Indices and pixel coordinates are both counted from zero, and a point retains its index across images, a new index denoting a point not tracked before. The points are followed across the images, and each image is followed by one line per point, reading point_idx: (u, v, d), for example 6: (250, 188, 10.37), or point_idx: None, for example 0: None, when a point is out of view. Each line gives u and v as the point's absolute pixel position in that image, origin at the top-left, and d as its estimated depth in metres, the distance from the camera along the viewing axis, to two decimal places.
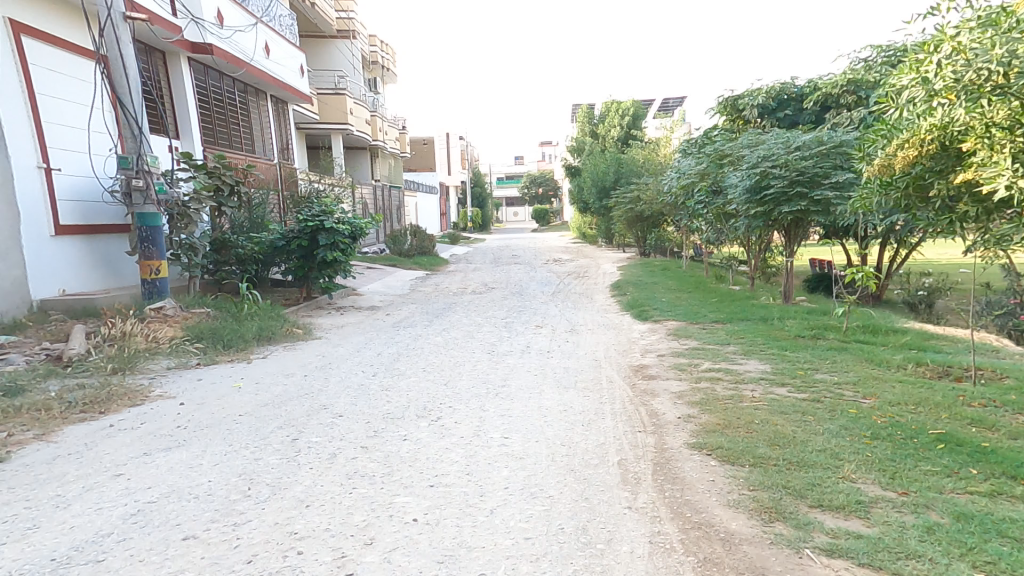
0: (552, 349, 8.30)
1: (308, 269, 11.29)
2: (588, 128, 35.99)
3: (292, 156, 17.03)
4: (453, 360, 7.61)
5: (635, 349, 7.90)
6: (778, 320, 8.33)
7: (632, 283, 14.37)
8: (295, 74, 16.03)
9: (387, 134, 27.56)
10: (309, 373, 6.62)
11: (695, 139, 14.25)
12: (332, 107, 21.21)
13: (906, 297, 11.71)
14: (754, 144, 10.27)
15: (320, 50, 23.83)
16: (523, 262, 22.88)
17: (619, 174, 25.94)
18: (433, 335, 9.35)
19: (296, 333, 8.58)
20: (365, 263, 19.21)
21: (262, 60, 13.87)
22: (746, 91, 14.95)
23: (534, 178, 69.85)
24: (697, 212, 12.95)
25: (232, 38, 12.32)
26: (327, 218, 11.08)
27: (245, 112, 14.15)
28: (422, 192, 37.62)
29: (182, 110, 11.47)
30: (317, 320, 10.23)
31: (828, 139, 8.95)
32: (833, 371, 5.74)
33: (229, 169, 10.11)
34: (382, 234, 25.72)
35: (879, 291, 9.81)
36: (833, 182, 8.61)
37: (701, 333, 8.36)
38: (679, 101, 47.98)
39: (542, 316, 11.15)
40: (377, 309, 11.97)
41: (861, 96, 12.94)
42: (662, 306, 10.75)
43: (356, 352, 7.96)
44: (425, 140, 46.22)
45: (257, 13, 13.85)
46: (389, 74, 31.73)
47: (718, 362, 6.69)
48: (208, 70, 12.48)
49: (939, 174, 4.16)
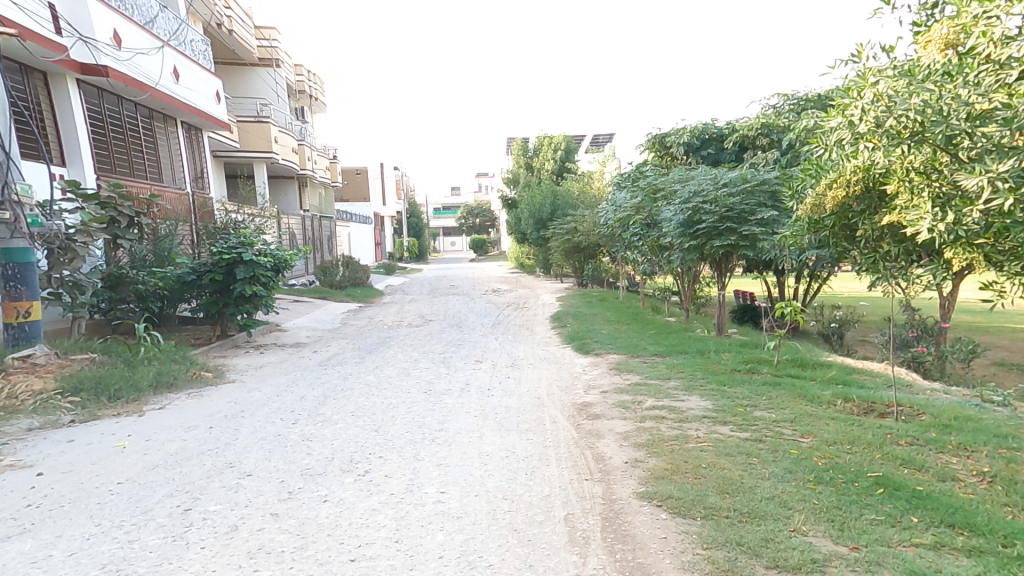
0: (493, 386, 7.91)
1: (223, 304, 10.30)
2: (523, 161, 36.60)
3: (209, 185, 15.92)
4: (386, 402, 7.01)
5: (578, 386, 7.66)
6: (715, 353, 8.45)
7: (572, 314, 14.35)
8: (209, 100, 15.10)
9: (316, 163, 26.61)
10: (215, 424, 5.78)
11: (627, 173, 14.70)
12: (253, 135, 20.22)
13: (820, 329, 12.39)
14: (684, 179, 10.69)
15: (241, 76, 22.83)
16: (461, 293, 22.45)
17: (555, 206, 26.36)
18: (364, 374, 8.68)
19: (205, 378, 7.64)
20: (292, 296, 18.05)
21: (171, 85, 12.94)
22: (673, 129, 15.76)
23: (472, 209, 70.13)
24: (633, 244, 13.24)
25: (133, 60, 11.40)
26: (246, 249, 10.19)
27: (150, 138, 13.06)
28: (356, 222, 36.55)
29: (70, 135, 10.37)
30: (232, 362, 9.24)
31: (752, 177, 9.40)
32: (770, 408, 5.75)
33: (127, 199, 9.14)
34: (313, 265, 24.47)
35: (803, 324, 10.27)
36: (759, 219, 9.02)
37: (642, 367, 8.29)
38: (609, 137, 50.41)
39: (482, 350, 10.75)
40: (303, 346, 11.06)
41: (773, 139, 13.94)
42: (603, 339, 10.70)
43: (276, 395, 7.17)
44: (359, 170, 45.29)
45: (165, 36, 12.97)
46: (319, 103, 30.95)
47: (661, 399, 6.57)
48: (104, 94, 11.42)
49: (864, 214, 4.32)
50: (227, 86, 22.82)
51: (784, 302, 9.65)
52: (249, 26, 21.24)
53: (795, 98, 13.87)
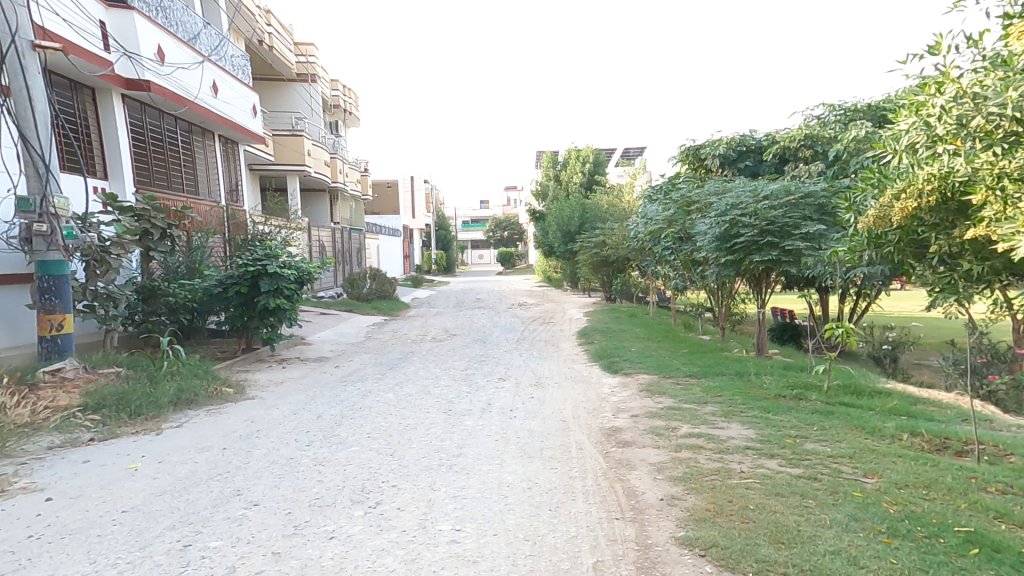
0: (516, 407, 7.52)
1: (248, 317, 10.28)
2: (551, 175, 36.36)
3: (241, 198, 16.16)
4: (405, 423, 6.70)
5: (606, 408, 7.21)
6: (755, 376, 7.88)
7: (600, 330, 13.88)
8: (246, 114, 15.37)
9: (347, 176, 26.98)
10: (229, 445, 5.58)
11: (659, 185, 14.24)
12: (287, 148, 20.58)
13: (871, 350, 11.60)
14: (721, 191, 10.18)
15: (278, 92, 23.39)
16: (487, 307, 22.21)
17: (583, 219, 25.98)
18: (384, 391, 8.43)
19: (225, 394, 7.50)
20: (319, 309, 18.13)
21: (209, 99, 13.19)
22: (708, 141, 15.23)
23: (499, 222, 70.26)
24: (665, 258, 12.75)
25: (174, 75, 11.63)
26: (271, 262, 10.14)
27: (189, 152, 13.34)
28: (385, 234, 36.95)
29: (112, 149, 10.59)
30: (254, 376, 9.14)
31: (795, 189, 8.84)
32: (823, 441, 5.21)
33: (160, 211, 9.21)
34: (341, 278, 24.66)
35: (858, 348, 9.58)
36: (804, 234, 8.45)
37: (676, 389, 7.76)
38: (639, 150, 50.05)
39: (506, 367, 10.38)
40: (325, 360, 10.92)
41: (818, 151, 13.31)
42: (632, 358, 10.18)
43: (293, 414, 6.95)
44: (389, 183, 45.93)
45: (206, 52, 13.25)
46: (351, 118, 31.44)
47: (697, 426, 6.07)
48: (146, 108, 11.68)
49: (937, 228, 3.84)
50: (264, 101, 23.40)
51: (835, 323, 9.02)
52: (288, 43, 21.72)
53: (842, 109, 13.50)
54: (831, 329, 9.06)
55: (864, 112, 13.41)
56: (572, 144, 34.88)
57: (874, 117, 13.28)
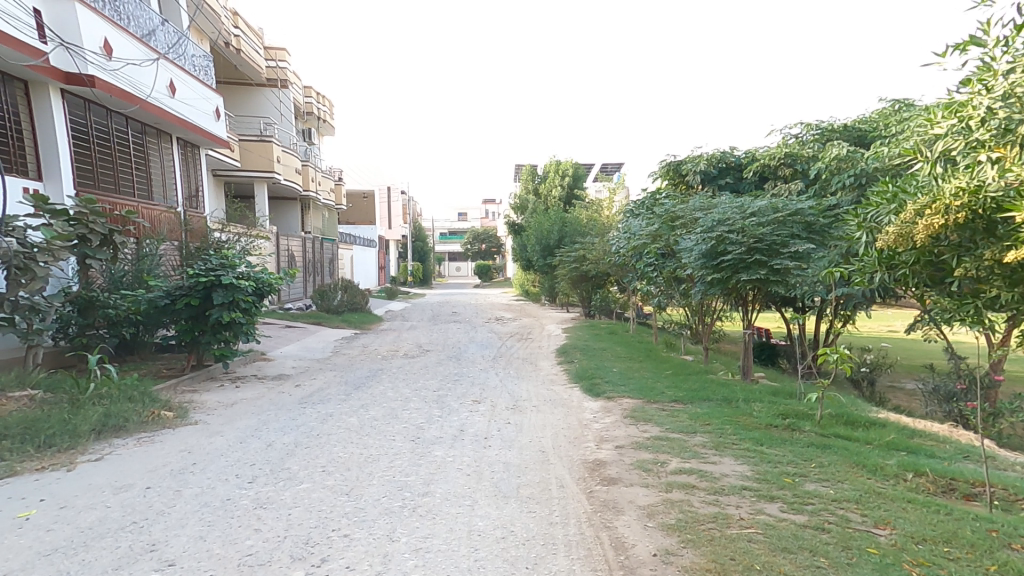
0: (490, 435, 6.90)
1: (199, 331, 9.45)
2: (530, 188, 36.09)
3: (203, 203, 15.23)
4: (366, 454, 6.01)
5: (589, 438, 6.65)
6: (743, 403, 7.44)
7: (580, 348, 13.37)
8: (207, 116, 14.53)
9: (320, 184, 26.16)
10: (153, 484, 4.83)
11: (641, 201, 13.97)
12: (255, 153, 19.72)
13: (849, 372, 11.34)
14: (706, 207, 9.86)
15: (247, 96, 22.56)
16: (463, 321, 21.53)
17: (563, 233, 25.68)
18: (346, 415, 7.72)
19: (162, 419, 6.70)
20: (284, 321, 17.21)
21: (165, 99, 12.38)
22: (688, 157, 15.06)
23: (478, 234, 69.57)
24: (647, 275, 12.43)
25: (121, 70, 10.83)
26: (225, 272, 9.33)
27: (142, 154, 12.47)
28: (360, 245, 36.03)
29: (48, 149, 9.69)
30: (201, 398, 8.30)
31: (783, 207, 8.55)
32: (824, 481, 4.75)
33: (100, 215, 8.37)
34: (310, 289, 23.69)
35: (850, 373, 9.37)
36: (792, 253, 8.15)
37: (662, 416, 7.25)
38: (618, 166, 50.64)
39: (480, 388, 9.75)
40: (285, 379, 10.10)
41: (797, 169, 13.27)
42: (614, 379, 9.69)
43: (238, 443, 6.20)
44: (366, 193, 45.14)
45: (160, 49, 12.44)
46: (326, 125, 30.65)
47: (688, 459, 5.55)
48: (92, 105, 10.81)
49: (966, 248, 3.45)
50: (233, 105, 22.53)
51: (829, 348, 8.89)
52: (258, 46, 21.01)
53: (817, 128, 13.82)
54: (824, 355, 8.88)
55: (840, 133, 13.56)
56: (552, 157, 34.75)
57: (850, 137, 13.41)
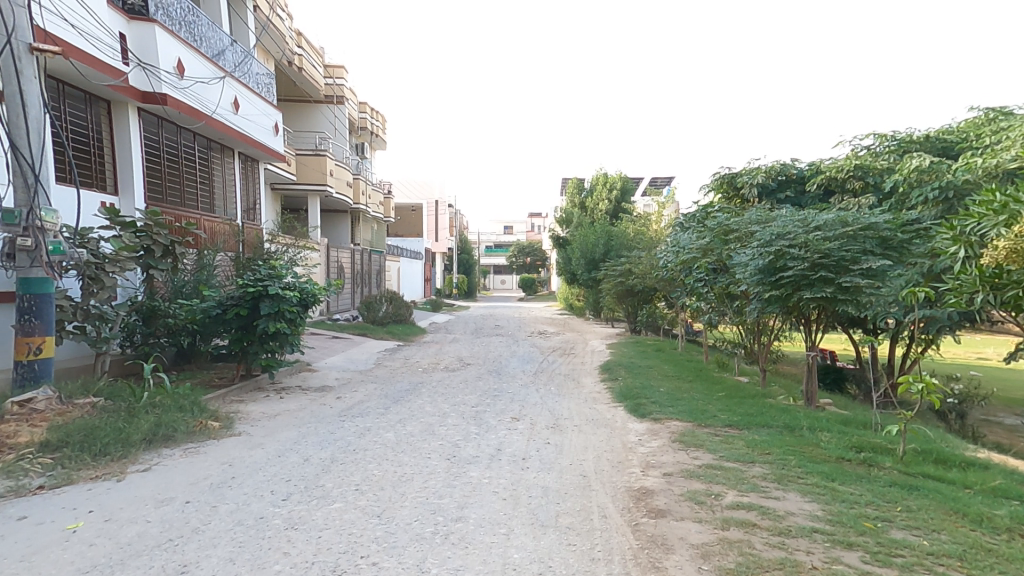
0: (529, 456, 6.59)
1: (248, 341, 9.70)
2: (577, 202, 35.73)
3: (259, 216, 15.85)
4: (401, 473, 5.83)
5: (634, 462, 6.22)
6: (808, 431, 6.81)
7: (625, 365, 12.86)
8: (267, 132, 15.14)
9: (370, 198, 26.84)
10: (194, 498, 4.81)
11: (692, 213, 13.40)
12: (310, 168, 20.43)
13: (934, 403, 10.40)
14: (763, 220, 9.26)
15: (305, 113, 23.52)
16: (506, 334, 21.34)
17: (609, 247, 25.16)
18: (384, 430, 7.62)
19: (209, 430, 6.82)
20: (331, 332, 17.56)
21: (229, 115, 12.97)
22: (745, 169, 14.37)
23: (523, 247, 69.60)
24: (697, 291, 11.85)
25: (192, 89, 11.40)
26: (273, 283, 9.55)
27: (206, 169, 13.09)
28: (406, 257, 36.74)
29: (123, 165, 10.27)
30: (247, 408, 8.43)
31: (853, 220, 7.88)
32: (914, 529, 4.15)
33: (164, 227, 8.72)
34: (357, 300, 24.21)
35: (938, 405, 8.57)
36: (864, 269, 7.49)
37: (715, 442, 6.71)
38: (667, 181, 49.55)
39: (520, 404, 9.45)
40: (327, 390, 10.16)
41: (869, 183, 12.37)
42: (661, 399, 9.16)
43: (278, 457, 6.18)
44: (414, 208, 46.16)
45: (228, 68, 13.07)
46: (378, 140, 31.58)
47: (747, 492, 5.04)
48: (163, 123, 11.43)
49: None
50: (291, 122, 23.54)
51: (914, 375, 7.98)
52: (318, 65, 21.85)
53: (893, 140, 12.90)
54: (908, 382, 7.93)
55: (920, 144, 12.57)
56: (600, 171, 34.32)
57: (933, 149, 12.41)
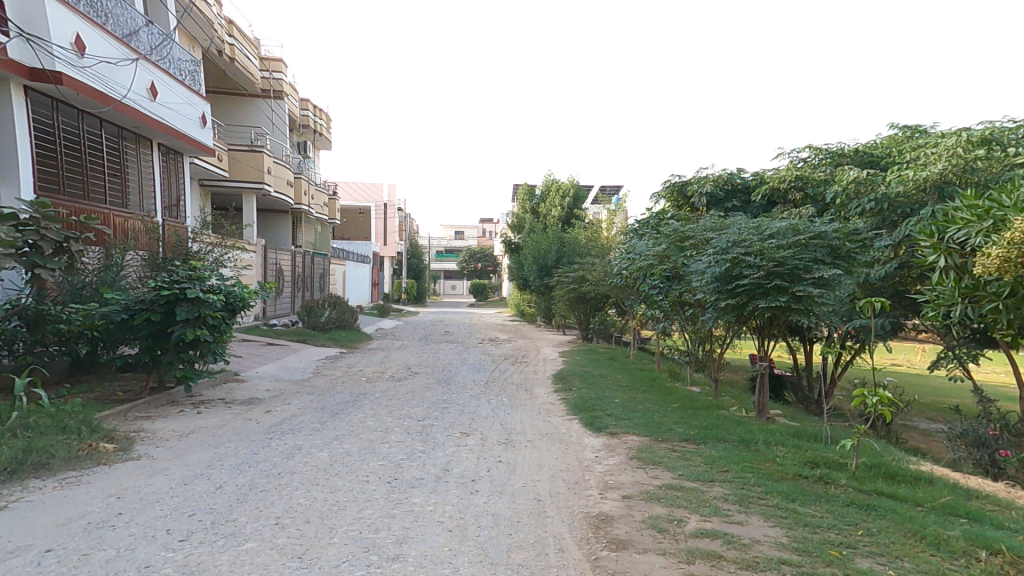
0: (479, 477, 6.03)
1: (160, 350, 8.65)
2: (528, 207, 35.59)
3: (183, 214, 14.46)
4: (331, 501, 5.13)
5: (592, 483, 5.80)
6: (764, 445, 6.65)
7: (578, 374, 12.54)
8: (191, 122, 13.83)
9: (313, 198, 25.50)
10: (53, 548, 3.97)
11: (645, 220, 13.40)
12: (244, 163, 19.05)
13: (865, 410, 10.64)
14: (718, 227, 9.20)
15: (240, 105, 22.01)
16: (456, 341, 20.66)
17: (561, 253, 25.07)
18: (317, 449, 6.87)
19: (98, 454, 5.93)
20: (266, 339, 16.31)
21: (143, 101, 11.69)
22: (694, 177, 14.58)
23: (474, 253, 69.10)
24: (651, 298, 11.74)
25: (94, 69, 10.13)
26: (191, 285, 8.57)
27: (117, 160, 11.75)
28: (353, 260, 35.29)
29: (7, 149, 8.96)
30: (153, 426, 7.40)
31: (805, 228, 7.85)
32: (876, 556, 3.94)
33: (55, 220, 7.61)
34: (298, 304, 22.80)
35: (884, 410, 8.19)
36: (816, 278, 7.44)
37: (673, 459, 6.39)
38: (617, 189, 50.63)
39: (470, 417, 8.86)
40: (255, 404, 9.19)
41: (808, 194, 12.70)
42: (616, 411, 8.86)
43: (183, 485, 5.34)
44: (362, 209, 44.74)
45: (141, 49, 11.79)
46: (323, 139, 30.26)
47: (710, 516, 4.72)
48: (60, 105, 10.09)
49: None
50: (225, 114, 21.99)
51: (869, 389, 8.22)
52: (253, 56, 20.49)
53: (827, 152, 13.37)
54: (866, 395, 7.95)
55: (850, 157, 13.08)
56: (551, 176, 34.39)
57: (861, 162, 12.95)
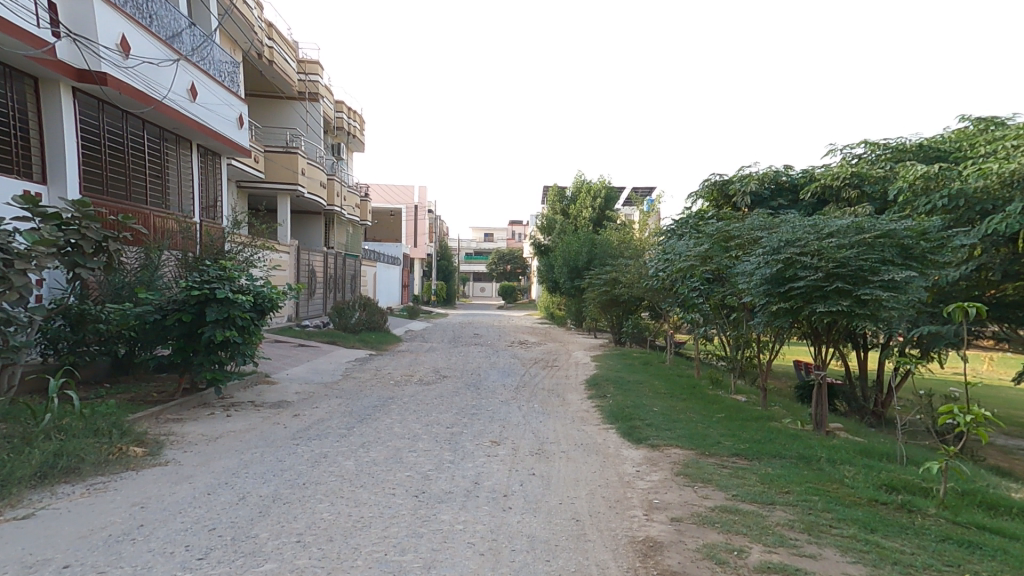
0: (512, 492, 5.63)
1: (192, 351, 8.58)
2: (559, 210, 35.06)
3: (219, 215, 14.59)
4: (356, 517, 4.80)
5: (636, 503, 5.32)
6: (827, 464, 6.04)
7: (613, 380, 12.00)
8: (229, 124, 13.95)
9: (346, 201, 25.67)
10: (69, 564, 3.74)
11: (685, 220, 12.78)
12: (278, 166, 19.23)
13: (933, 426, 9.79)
14: (768, 226, 8.54)
15: (276, 108, 22.30)
16: (485, 344, 20.37)
17: (593, 255, 24.48)
18: (343, 457, 6.59)
19: (127, 458, 5.78)
20: (296, 340, 16.34)
21: (184, 102, 11.81)
22: (737, 175, 13.85)
23: (503, 255, 68.95)
24: (692, 301, 11.12)
25: (137, 69, 10.23)
26: (222, 286, 8.48)
27: (158, 162, 11.88)
28: (384, 262, 35.48)
29: (54, 149, 9.07)
30: (182, 430, 7.29)
31: (869, 226, 7.19)
32: None
33: (96, 219, 7.54)
34: (329, 305, 22.93)
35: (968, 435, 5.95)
36: (884, 281, 6.79)
37: (725, 477, 5.84)
38: (650, 191, 49.65)
39: (501, 425, 8.47)
40: (283, 407, 9.04)
41: (865, 192, 11.85)
42: (656, 421, 8.32)
43: (207, 495, 5.10)
44: (393, 212, 45.10)
45: (183, 51, 11.90)
46: (356, 142, 30.51)
47: (777, 546, 4.19)
48: (105, 106, 10.21)
49: None
50: (262, 117, 22.31)
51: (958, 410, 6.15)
52: (291, 59, 20.71)
53: (886, 148, 12.52)
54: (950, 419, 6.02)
55: (913, 153, 12.18)
56: (583, 178, 33.80)
57: (926, 157, 12.01)
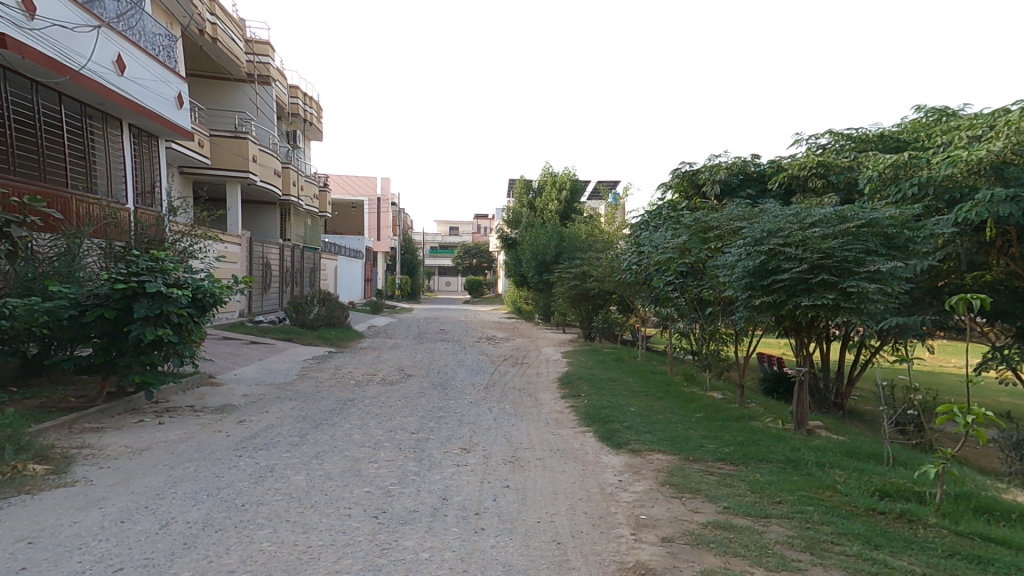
0: (485, 509, 5.03)
1: (117, 352, 7.57)
2: (525, 201, 34.44)
3: (158, 201, 13.30)
4: (302, 547, 4.09)
5: (621, 518, 4.82)
6: (817, 468, 5.71)
7: (585, 378, 11.55)
8: (166, 103, 12.66)
9: (303, 189, 24.34)
10: None
11: (657, 211, 12.45)
12: (226, 151, 17.88)
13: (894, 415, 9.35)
14: (748, 215, 8.23)
15: (224, 89, 20.79)
16: (450, 339, 19.62)
17: (560, 248, 24.07)
18: (292, 470, 5.84)
19: (23, 482, 4.88)
20: (248, 338, 15.19)
21: (108, 74, 10.54)
22: (706, 165, 13.63)
23: (469, 249, 67.92)
24: (666, 294, 10.76)
25: (48, 33, 8.99)
26: (152, 279, 7.49)
27: (80, 140, 10.60)
28: (344, 255, 34.08)
29: None
30: (102, 442, 6.34)
31: (853, 216, 6.94)
32: None
33: None
34: (286, 300, 21.68)
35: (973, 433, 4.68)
36: (869, 273, 6.52)
37: (713, 486, 5.41)
38: (614, 185, 50.14)
39: (470, 429, 7.88)
40: (227, 413, 8.13)
41: (830, 181, 11.78)
42: (634, 422, 7.88)
43: (120, 524, 4.30)
44: (354, 203, 43.54)
45: (106, 18, 10.67)
46: (313, 129, 29.05)
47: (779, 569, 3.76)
48: (8, 73, 8.93)
49: None
50: (208, 99, 20.77)
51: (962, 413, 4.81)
52: (238, 37, 19.33)
53: (849, 138, 12.53)
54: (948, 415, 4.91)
55: (875, 143, 12.23)
56: (548, 169, 33.39)
57: (887, 148, 12.07)
